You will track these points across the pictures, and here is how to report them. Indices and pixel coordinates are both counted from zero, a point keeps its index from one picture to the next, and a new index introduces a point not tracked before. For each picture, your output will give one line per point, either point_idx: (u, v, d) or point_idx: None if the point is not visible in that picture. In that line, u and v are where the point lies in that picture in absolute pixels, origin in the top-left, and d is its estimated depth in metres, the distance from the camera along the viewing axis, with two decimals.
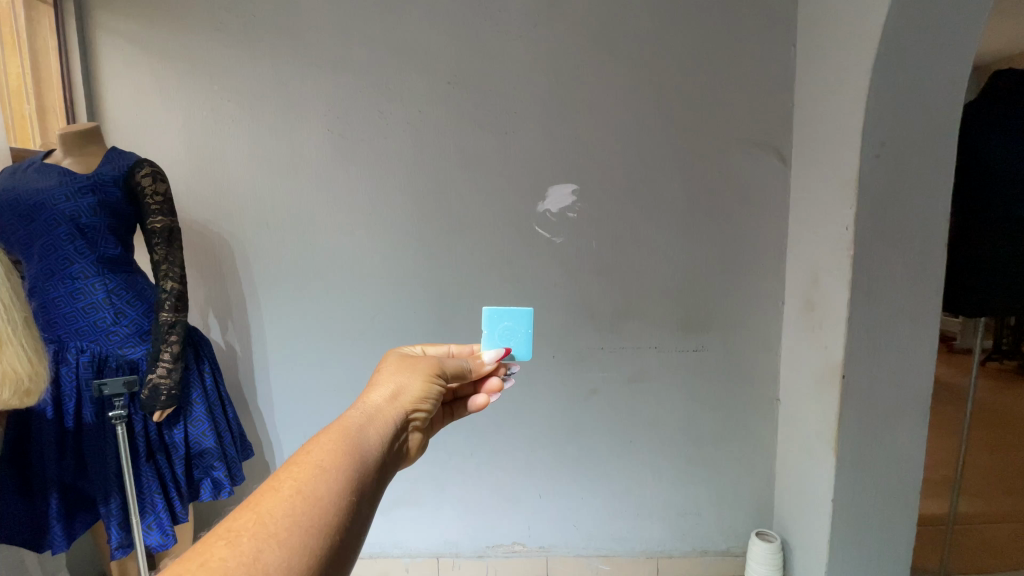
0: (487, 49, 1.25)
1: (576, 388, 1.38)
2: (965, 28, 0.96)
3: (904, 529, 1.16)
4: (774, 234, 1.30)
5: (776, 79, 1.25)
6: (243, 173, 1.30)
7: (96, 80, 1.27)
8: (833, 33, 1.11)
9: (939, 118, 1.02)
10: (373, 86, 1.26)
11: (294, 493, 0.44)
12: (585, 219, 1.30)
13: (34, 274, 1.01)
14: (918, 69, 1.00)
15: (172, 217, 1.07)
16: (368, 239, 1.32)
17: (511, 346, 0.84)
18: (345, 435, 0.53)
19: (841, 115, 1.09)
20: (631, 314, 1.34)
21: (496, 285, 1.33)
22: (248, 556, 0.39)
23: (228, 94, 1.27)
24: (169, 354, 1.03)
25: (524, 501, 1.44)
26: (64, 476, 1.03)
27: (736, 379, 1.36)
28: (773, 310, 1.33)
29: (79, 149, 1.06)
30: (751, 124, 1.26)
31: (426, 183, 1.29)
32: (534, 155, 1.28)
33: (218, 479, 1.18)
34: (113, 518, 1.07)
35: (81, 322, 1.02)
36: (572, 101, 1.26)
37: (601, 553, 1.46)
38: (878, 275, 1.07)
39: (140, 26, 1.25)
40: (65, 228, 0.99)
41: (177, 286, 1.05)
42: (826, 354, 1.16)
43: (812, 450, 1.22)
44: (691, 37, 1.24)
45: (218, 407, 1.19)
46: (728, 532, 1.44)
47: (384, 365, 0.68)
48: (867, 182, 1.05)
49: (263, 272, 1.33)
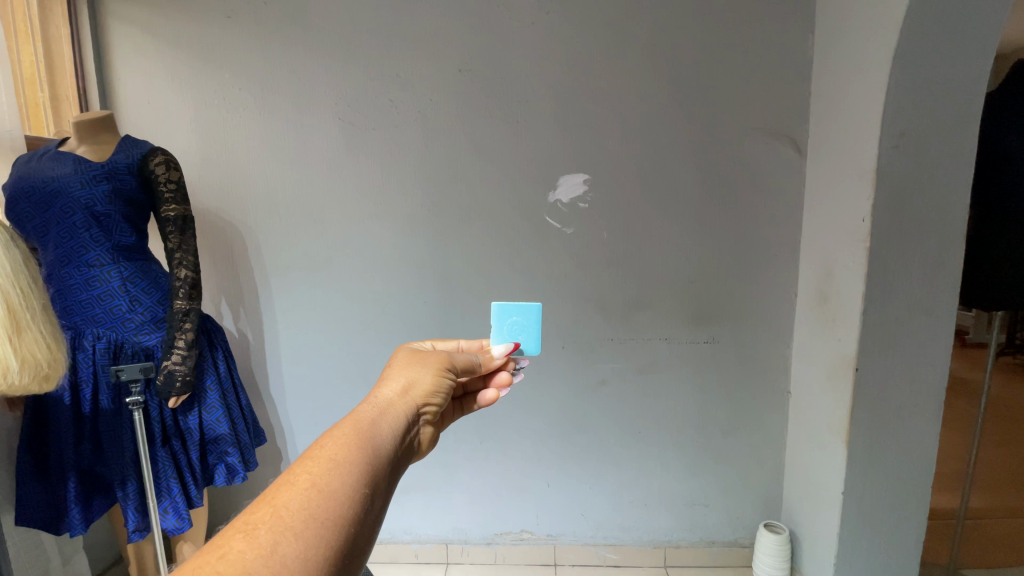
0: (499, 37, 1.23)
1: (586, 378, 1.38)
2: (992, 15, 0.93)
3: (917, 523, 1.16)
4: (788, 226, 1.29)
5: (792, 67, 1.23)
6: (253, 163, 1.30)
7: (110, 69, 1.27)
8: (854, 20, 1.08)
9: (960, 108, 1.00)
10: (384, 74, 1.26)
11: (308, 486, 0.45)
12: (597, 209, 1.29)
13: (50, 261, 1.02)
14: (940, 58, 0.97)
15: (186, 205, 1.08)
16: (379, 228, 1.32)
17: (519, 340, 0.86)
18: (358, 429, 0.53)
19: (859, 104, 1.07)
20: (641, 305, 1.33)
21: (506, 275, 1.33)
22: (266, 548, 0.39)
23: (239, 81, 1.26)
24: (183, 341, 1.04)
25: (532, 489, 1.45)
26: (82, 460, 1.05)
27: (747, 371, 1.36)
28: (785, 303, 1.32)
29: (93, 137, 1.07)
30: (767, 114, 1.25)
31: (437, 172, 1.29)
32: (545, 145, 1.27)
33: (232, 464, 1.20)
34: (130, 502, 1.09)
35: (97, 309, 1.03)
36: (584, 89, 1.25)
37: (609, 542, 1.47)
38: (893, 269, 1.06)
39: (153, 14, 1.25)
40: (80, 216, 1.00)
41: (190, 274, 1.06)
42: (839, 346, 1.15)
43: (824, 442, 1.22)
44: (707, 23, 1.22)
45: (231, 393, 1.21)
46: (736, 523, 1.45)
47: (396, 359, 0.68)
48: (887, 172, 1.03)
49: (274, 263, 1.34)
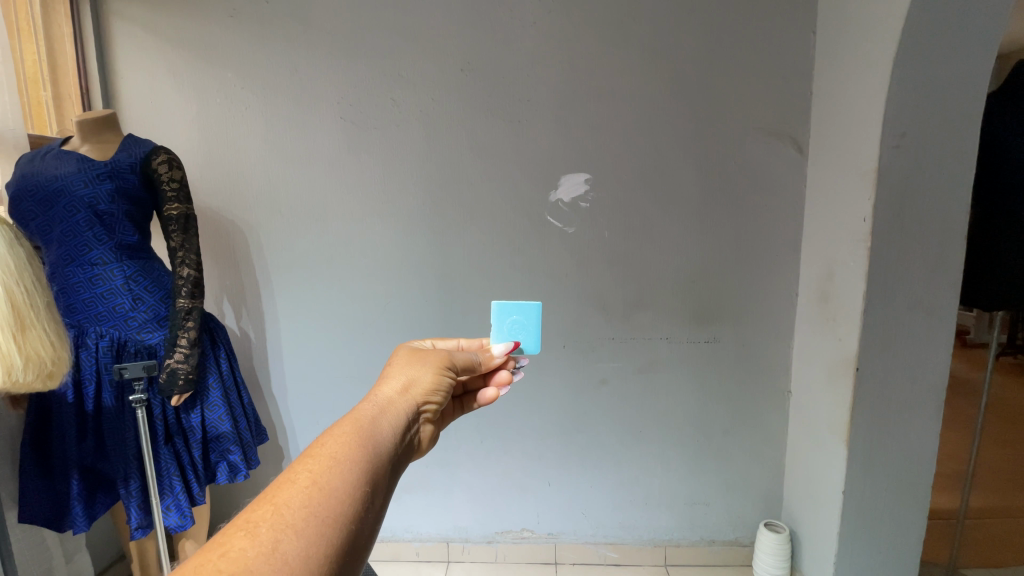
0: (500, 37, 1.24)
1: (587, 377, 1.38)
2: (994, 15, 0.93)
3: (917, 522, 1.16)
4: (788, 226, 1.29)
5: (793, 66, 1.23)
6: (255, 162, 1.30)
7: (113, 69, 1.28)
8: (855, 20, 1.09)
9: (961, 108, 1.00)
10: (385, 73, 1.26)
11: (310, 484, 0.45)
12: (597, 208, 1.29)
13: (53, 260, 1.02)
14: (942, 57, 0.97)
15: (188, 204, 1.08)
16: (380, 227, 1.32)
17: (520, 339, 0.87)
18: (358, 427, 0.54)
19: (861, 104, 1.07)
20: (641, 304, 1.34)
21: (507, 274, 1.33)
22: (267, 546, 0.40)
23: (241, 81, 1.27)
24: (186, 340, 1.05)
25: (533, 487, 1.45)
26: (85, 458, 1.05)
27: (747, 370, 1.36)
28: (786, 302, 1.32)
29: (95, 136, 1.07)
30: (768, 113, 1.25)
31: (438, 171, 1.29)
32: (546, 145, 1.27)
33: (234, 462, 1.20)
34: (133, 500, 1.09)
35: (100, 307, 1.03)
36: (585, 89, 1.25)
37: (609, 540, 1.47)
38: (894, 268, 1.06)
39: (155, 13, 1.25)
40: (83, 215, 1.00)
41: (193, 272, 1.06)
42: (840, 345, 1.15)
43: (824, 441, 1.22)
44: (708, 22, 1.22)
45: (233, 391, 1.21)
46: (736, 522, 1.45)
47: (396, 357, 0.69)
48: (888, 172, 1.03)
49: (275, 262, 1.35)
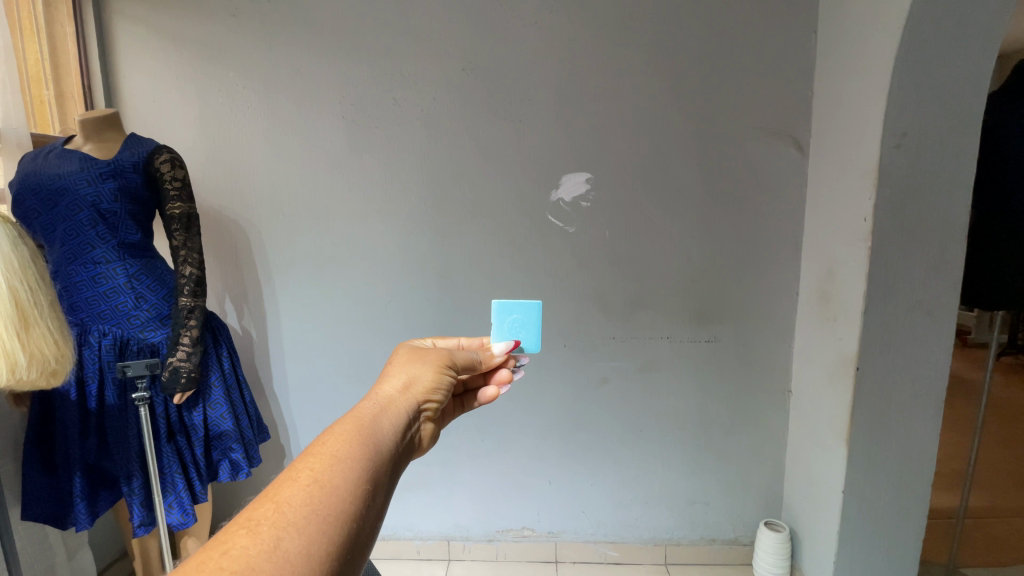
0: (501, 36, 1.24)
1: (588, 376, 1.38)
2: (996, 15, 0.94)
3: (916, 522, 1.16)
4: (789, 226, 1.29)
5: (795, 66, 1.23)
6: (257, 161, 1.31)
7: (115, 68, 1.28)
8: (857, 19, 1.09)
9: (963, 108, 1.00)
10: (387, 73, 1.26)
11: (311, 482, 0.45)
12: (598, 208, 1.29)
13: (56, 259, 1.02)
14: (943, 57, 0.98)
15: (190, 203, 1.09)
16: (382, 227, 1.33)
17: (520, 338, 0.87)
18: (359, 425, 0.54)
19: (862, 104, 1.07)
20: (642, 304, 1.34)
21: (508, 273, 1.33)
22: (269, 543, 0.40)
23: (243, 80, 1.27)
24: (189, 338, 1.05)
25: (534, 486, 1.45)
26: (88, 456, 1.06)
27: (747, 370, 1.36)
28: (786, 302, 1.32)
29: (98, 135, 1.08)
30: (769, 113, 1.25)
31: (440, 170, 1.30)
32: (547, 144, 1.27)
33: (236, 461, 1.21)
34: (135, 497, 1.10)
35: (103, 305, 1.04)
36: (587, 88, 1.25)
37: (609, 539, 1.48)
38: (894, 268, 1.07)
39: (158, 13, 1.26)
40: (87, 214, 1.01)
41: (195, 271, 1.07)
42: (840, 345, 1.15)
43: (824, 440, 1.22)
44: (710, 22, 1.22)
45: (235, 390, 1.22)
46: (737, 522, 1.45)
47: (396, 356, 0.69)
48: (889, 172, 1.03)
49: (277, 261, 1.35)
